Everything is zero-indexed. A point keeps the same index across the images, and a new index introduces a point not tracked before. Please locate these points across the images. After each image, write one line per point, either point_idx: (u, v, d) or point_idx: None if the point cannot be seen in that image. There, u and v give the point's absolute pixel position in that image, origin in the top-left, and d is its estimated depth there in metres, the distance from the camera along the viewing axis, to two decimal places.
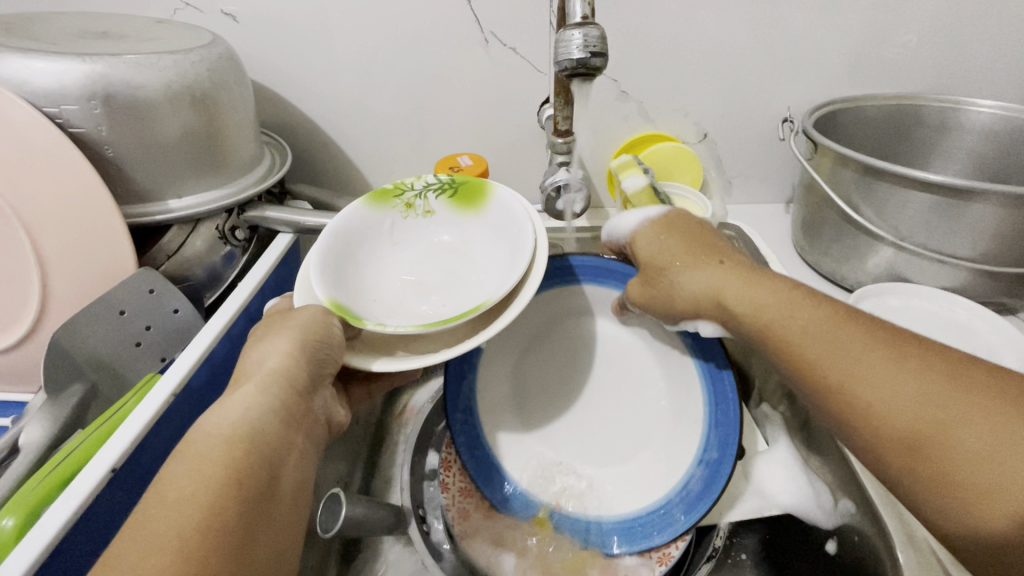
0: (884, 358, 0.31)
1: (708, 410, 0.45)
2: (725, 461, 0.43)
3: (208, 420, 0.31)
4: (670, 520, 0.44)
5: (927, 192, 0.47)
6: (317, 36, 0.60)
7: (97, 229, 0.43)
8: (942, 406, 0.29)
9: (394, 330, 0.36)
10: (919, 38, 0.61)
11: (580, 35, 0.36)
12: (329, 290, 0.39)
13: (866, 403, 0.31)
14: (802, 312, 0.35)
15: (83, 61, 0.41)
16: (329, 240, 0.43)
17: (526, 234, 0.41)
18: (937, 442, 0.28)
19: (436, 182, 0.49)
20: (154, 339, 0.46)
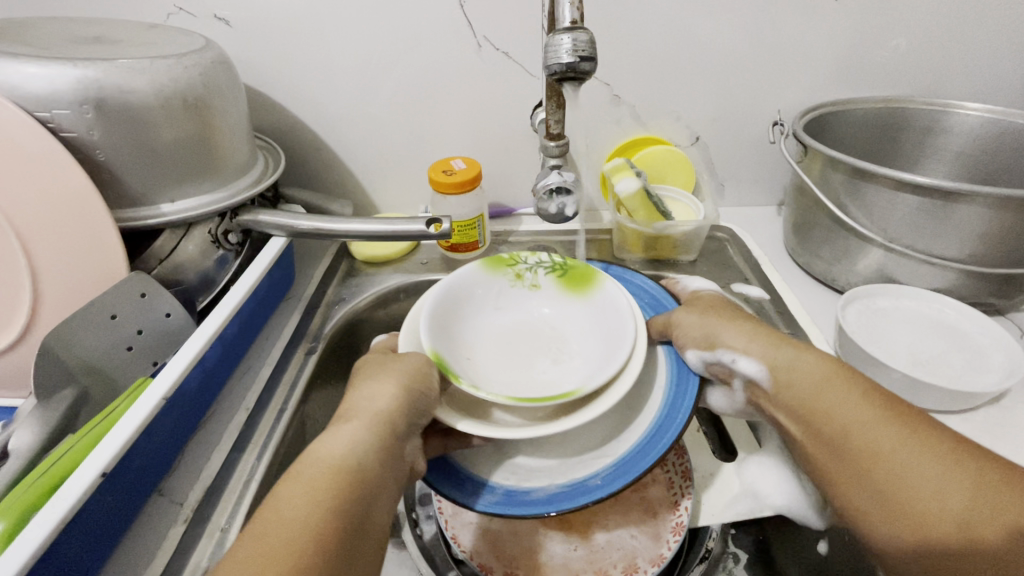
0: (913, 446, 0.32)
1: (662, 402, 0.42)
2: (630, 469, 0.37)
3: (320, 447, 0.33)
4: (518, 502, 0.37)
5: (915, 194, 0.48)
6: (311, 41, 0.60)
7: (90, 235, 0.43)
8: (975, 499, 0.29)
9: (489, 397, 0.37)
10: (906, 41, 0.61)
11: (569, 39, 0.36)
12: (434, 342, 0.42)
13: (899, 486, 0.32)
14: (839, 387, 0.36)
15: (75, 66, 0.41)
16: (441, 293, 0.46)
17: (628, 331, 0.41)
18: (972, 534, 0.29)
19: (550, 260, 0.51)
20: (147, 343, 0.45)
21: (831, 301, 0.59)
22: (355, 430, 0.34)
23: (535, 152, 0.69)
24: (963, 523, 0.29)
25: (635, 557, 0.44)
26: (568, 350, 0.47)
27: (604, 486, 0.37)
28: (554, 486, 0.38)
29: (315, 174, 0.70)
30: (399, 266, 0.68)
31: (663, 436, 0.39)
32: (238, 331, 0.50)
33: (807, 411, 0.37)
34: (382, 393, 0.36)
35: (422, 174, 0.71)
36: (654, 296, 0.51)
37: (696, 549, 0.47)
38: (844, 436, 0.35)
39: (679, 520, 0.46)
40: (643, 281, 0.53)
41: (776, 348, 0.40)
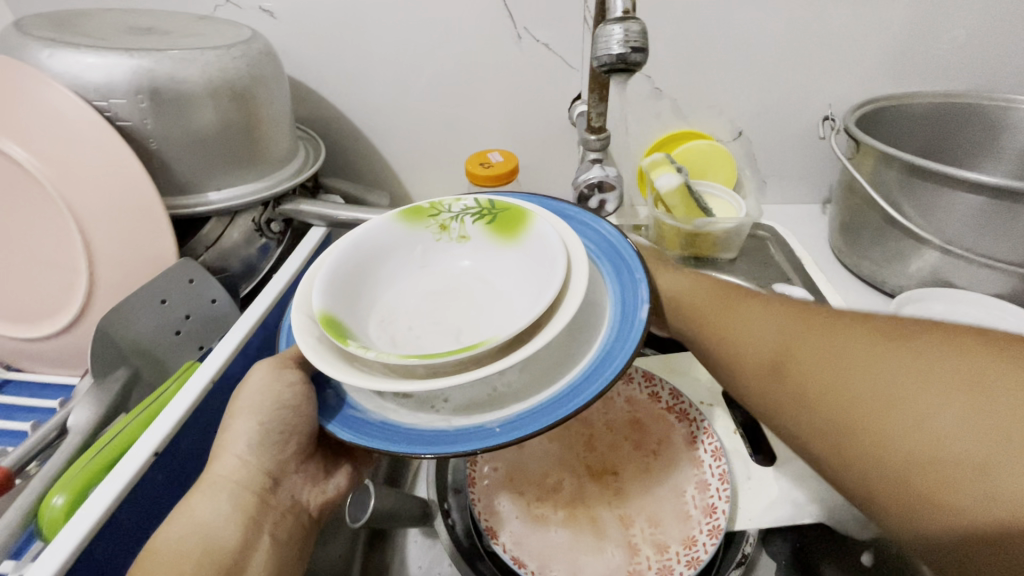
0: (756, 317, 0.39)
1: (590, 358, 0.32)
2: (539, 419, 0.29)
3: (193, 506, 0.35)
4: (409, 438, 0.30)
5: (976, 193, 0.46)
6: (352, 33, 0.61)
7: (141, 222, 0.44)
8: (793, 337, 0.36)
9: (378, 356, 0.30)
10: (969, 32, 0.58)
11: (620, 30, 0.35)
12: (329, 301, 0.34)
13: (743, 349, 0.38)
14: (742, 307, 0.41)
15: (131, 56, 0.43)
16: (343, 250, 0.37)
17: (556, 276, 0.33)
18: (791, 361, 0.35)
19: (477, 204, 0.42)
20: (193, 327, 0.47)
21: (879, 305, 0.57)
22: (224, 501, 0.36)
23: (572, 145, 0.68)
24: (782, 358, 0.35)
25: (670, 559, 0.43)
26: (506, 303, 0.37)
27: (505, 434, 0.29)
28: (449, 428, 0.31)
29: (353, 165, 0.71)
30: None
31: (597, 383, 0.30)
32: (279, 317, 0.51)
33: (686, 305, 0.44)
34: (257, 453, 0.38)
35: (458, 166, 0.71)
36: (617, 243, 0.39)
37: (731, 555, 0.45)
38: (716, 326, 0.41)
39: (715, 524, 0.44)
40: (607, 228, 0.40)
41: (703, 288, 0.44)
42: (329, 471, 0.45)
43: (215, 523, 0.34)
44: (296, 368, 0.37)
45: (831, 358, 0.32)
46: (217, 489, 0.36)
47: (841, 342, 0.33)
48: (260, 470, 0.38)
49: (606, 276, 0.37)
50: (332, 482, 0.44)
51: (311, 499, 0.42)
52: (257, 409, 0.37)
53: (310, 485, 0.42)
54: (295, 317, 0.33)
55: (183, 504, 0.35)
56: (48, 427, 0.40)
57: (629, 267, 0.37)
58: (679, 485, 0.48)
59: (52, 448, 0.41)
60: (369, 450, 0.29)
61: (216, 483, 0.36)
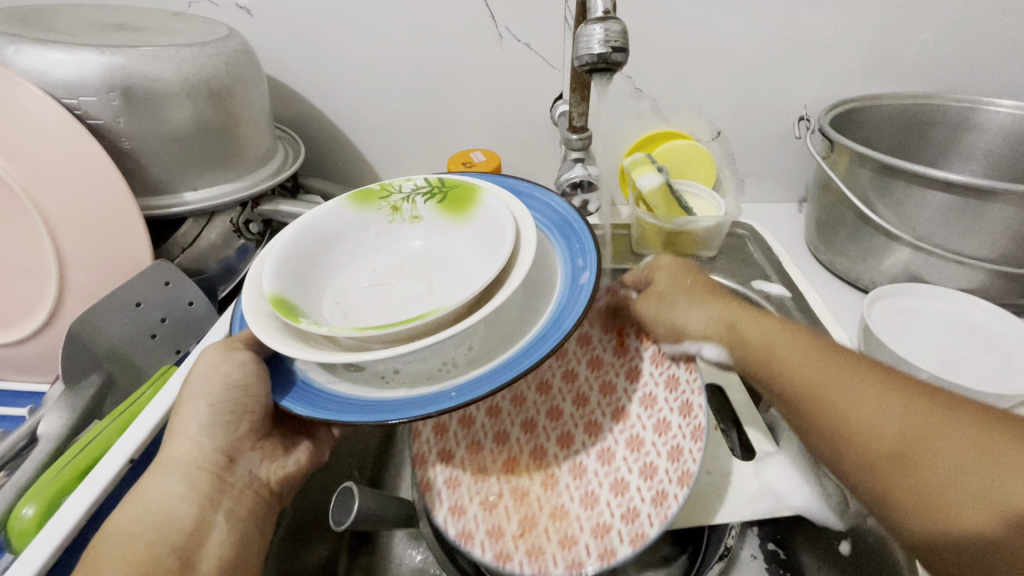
0: (871, 385, 0.34)
1: (542, 323, 0.32)
2: (493, 379, 0.29)
3: (148, 491, 0.33)
4: (361, 409, 0.29)
5: (945, 191, 0.47)
6: (333, 33, 0.60)
7: (114, 222, 0.43)
8: (927, 427, 0.31)
9: (330, 329, 0.29)
10: (937, 36, 0.60)
11: (601, 29, 0.35)
12: (277, 283, 0.33)
13: (856, 420, 0.33)
14: (847, 369, 0.35)
15: (102, 53, 0.42)
16: (293, 235, 0.37)
17: (507, 242, 0.33)
18: (925, 459, 0.30)
19: (426, 183, 0.42)
20: (168, 331, 0.46)
21: (853, 300, 0.58)
22: (178, 482, 0.34)
23: (555, 144, 0.69)
24: (906, 446, 0.31)
25: (662, 482, 0.41)
26: (458, 274, 0.37)
27: (462, 396, 0.29)
28: (408, 395, 0.30)
29: (334, 166, 0.70)
30: None
31: (548, 341, 0.30)
32: None
33: (761, 346, 0.38)
34: (210, 433, 0.36)
35: (442, 167, 0.71)
36: (565, 216, 0.40)
37: (715, 547, 0.47)
38: (807, 385, 0.35)
39: (696, 424, 0.43)
40: (556, 201, 0.41)
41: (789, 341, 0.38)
42: (288, 447, 0.42)
43: (169, 512, 0.33)
44: (246, 350, 0.37)
45: (978, 469, 0.28)
46: (170, 471, 0.35)
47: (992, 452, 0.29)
48: (214, 449, 0.36)
49: (556, 247, 0.38)
50: (292, 458, 0.42)
51: (266, 470, 0.40)
52: (208, 391, 0.36)
53: (268, 461, 0.40)
54: (245, 300, 0.33)
55: (137, 488, 0.34)
56: (17, 436, 0.39)
57: (577, 236, 0.37)
58: (651, 393, 0.46)
59: (21, 458, 0.40)
60: (327, 422, 0.29)
61: (170, 465, 0.35)
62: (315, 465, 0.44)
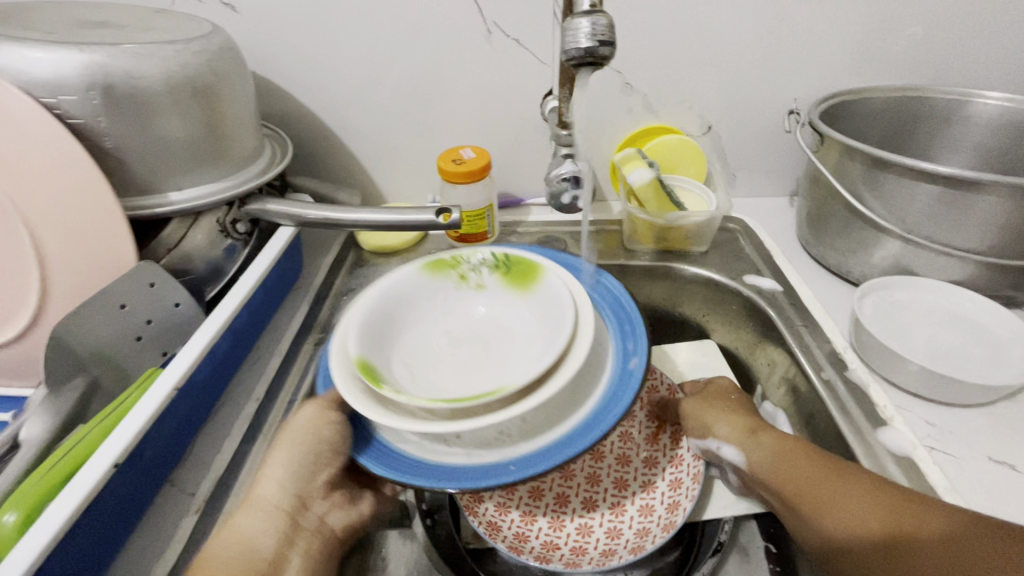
0: (842, 475, 0.37)
1: (589, 408, 0.37)
2: (546, 459, 0.34)
3: (236, 525, 0.36)
4: (433, 474, 0.34)
5: (934, 183, 0.47)
6: (321, 29, 0.59)
7: (96, 224, 0.42)
8: (894, 511, 0.34)
9: (409, 400, 0.34)
10: (926, 29, 0.60)
11: (588, 23, 0.35)
12: (362, 347, 0.38)
13: (838, 511, 0.36)
14: (820, 463, 0.39)
15: (82, 51, 0.41)
16: (374, 301, 0.41)
17: (563, 329, 0.37)
18: (905, 547, 0.33)
19: (493, 257, 0.47)
20: (155, 334, 0.45)
21: (844, 294, 0.59)
22: (262, 519, 0.36)
23: (545, 140, 0.68)
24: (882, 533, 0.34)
25: (617, 544, 0.45)
26: (514, 339, 0.43)
27: (518, 471, 0.33)
28: (468, 464, 0.35)
29: (322, 164, 0.70)
30: (408, 256, 0.67)
31: (596, 428, 0.35)
32: (248, 320, 0.50)
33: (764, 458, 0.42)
34: (292, 476, 0.38)
35: (432, 165, 0.70)
36: (619, 300, 0.44)
37: (709, 542, 0.47)
38: (795, 485, 0.39)
39: (672, 520, 0.45)
40: (611, 282, 0.45)
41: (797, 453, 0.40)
42: (354, 499, 0.44)
43: (250, 546, 0.35)
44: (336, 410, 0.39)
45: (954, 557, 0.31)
46: (256, 510, 0.37)
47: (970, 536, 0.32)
48: (292, 492, 0.38)
49: (607, 334, 0.41)
50: (357, 508, 0.43)
51: (336, 522, 0.41)
52: (299, 439, 0.38)
53: (336, 509, 0.41)
54: (334, 361, 0.37)
55: (227, 522, 0.36)
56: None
57: (629, 320, 0.42)
58: (653, 482, 0.50)
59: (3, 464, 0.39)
60: (402, 484, 0.34)
61: (257, 504, 0.37)
62: (376, 517, 0.46)
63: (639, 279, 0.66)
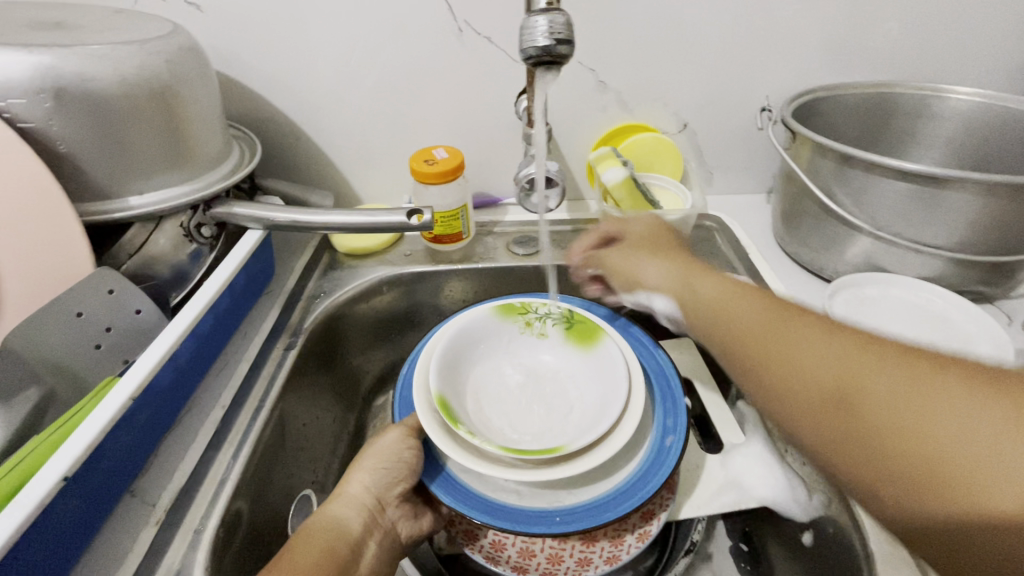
0: (825, 344, 0.32)
1: (631, 471, 0.41)
2: (588, 517, 0.39)
3: (326, 513, 0.40)
4: (494, 511, 0.39)
5: (902, 180, 0.47)
6: (287, 27, 0.58)
7: (52, 229, 0.42)
8: (879, 376, 0.29)
9: (482, 444, 0.39)
10: (897, 24, 0.60)
11: (545, 21, 0.34)
12: (440, 384, 0.43)
13: (801, 365, 0.33)
14: (818, 334, 0.33)
15: (30, 52, 0.40)
16: (450, 338, 0.47)
17: (617, 402, 0.41)
18: (858, 397, 0.29)
19: (559, 312, 0.51)
20: (116, 340, 0.43)
21: (818, 291, 0.59)
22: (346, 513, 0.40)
23: (520, 139, 0.68)
24: (836, 386, 0.30)
25: (591, 552, 0.43)
26: (569, 395, 0.48)
27: (563, 523, 0.38)
28: (522, 506, 0.40)
29: (295, 166, 0.69)
30: (383, 258, 0.66)
31: (630, 499, 0.39)
32: (214, 325, 0.49)
33: (716, 305, 0.41)
34: (375, 479, 0.42)
35: (406, 165, 0.69)
36: (663, 373, 0.47)
37: (680, 544, 0.48)
38: (743, 338, 0.37)
39: (646, 527, 0.43)
40: (658, 355, 0.49)
41: (744, 309, 0.39)
42: (419, 514, 0.45)
43: (335, 531, 0.38)
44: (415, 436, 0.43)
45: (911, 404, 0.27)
46: (345, 504, 0.41)
47: (1005, 411, 0.24)
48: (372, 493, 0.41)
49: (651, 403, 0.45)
50: (420, 522, 0.45)
51: (405, 529, 0.43)
52: (385, 453, 0.42)
53: (405, 519, 0.43)
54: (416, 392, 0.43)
55: (321, 510, 0.40)
56: None
57: (672, 397, 0.45)
58: None
59: None
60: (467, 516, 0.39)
61: (348, 497, 0.41)
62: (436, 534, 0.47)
63: None
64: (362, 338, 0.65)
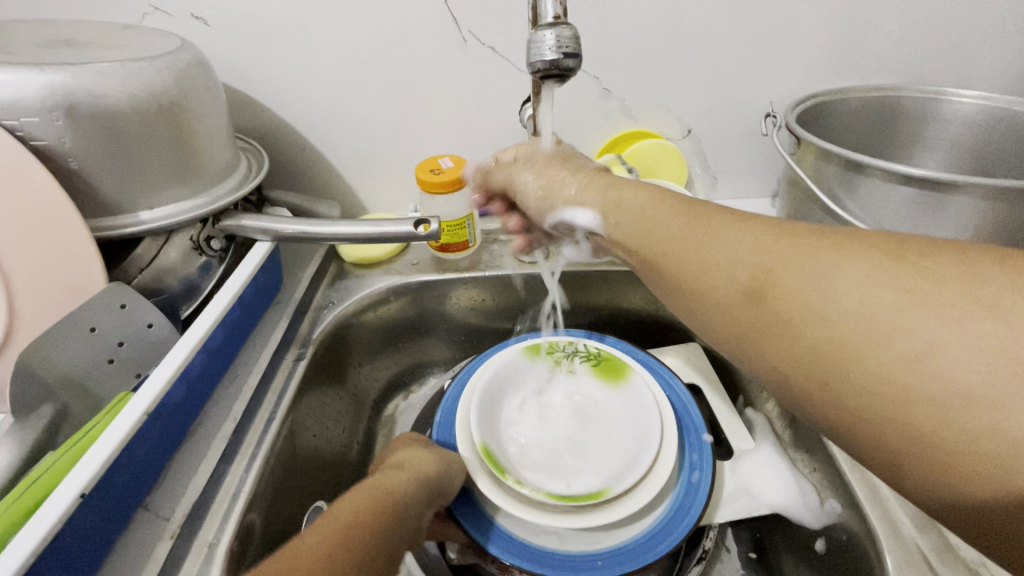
0: (743, 237, 0.34)
1: (665, 507, 0.41)
2: (630, 559, 0.38)
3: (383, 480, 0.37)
4: (540, 559, 0.39)
5: (908, 185, 0.47)
6: (294, 40, 0.59)
7: (63, 246, 0.42)
8: (785, 261, 0.31)
9: (530, 492, 0.40)
10: (899, 28, 0.60)
11: (552, 35, 0.35)
12: (481, 430, 0.44)
13: (715, 262, 0.35)
14: (737, 235, 0.35)
15: (43, 72, 0.40)
16: (487, 382, 0.48)
17: (652, 447, 0.42)
18: (773, 288, 0.31)
19: (586, 349, 0.53)
20: (129, 355, 0.44)
21: None
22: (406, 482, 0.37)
23: None
24: (755, 279, 0.32)
25: None
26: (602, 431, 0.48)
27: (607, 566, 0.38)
28: (565, 550, 0.39)
29: (302, 177, 0.69)
30: (389, 267, 0.67)
31: (666, 539, 0.39)
32: (225, 338, 0.49)
33: (624, 220, 0.42)
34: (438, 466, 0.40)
35: (411, 174, 0.70)
36: (686, 410, 0.48)
37: (693, 550, 0.46)
38: (662, 242, 0.39)
39: None
40: (678, 389, 0.50)
41: (668, 214, 0.39)
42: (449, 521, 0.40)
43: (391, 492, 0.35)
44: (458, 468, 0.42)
45: (821, 290, 0.29)
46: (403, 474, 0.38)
47: (899, 283, 0.27)
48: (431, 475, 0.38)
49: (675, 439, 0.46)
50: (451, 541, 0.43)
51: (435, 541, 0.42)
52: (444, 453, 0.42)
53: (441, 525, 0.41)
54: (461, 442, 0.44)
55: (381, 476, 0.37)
56: None
57: (693, 429, 0.46)
58: None
59: None
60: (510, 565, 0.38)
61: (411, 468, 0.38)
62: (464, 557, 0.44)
63: (621, 284, 0.66)
64: (371, 347, 0.65)
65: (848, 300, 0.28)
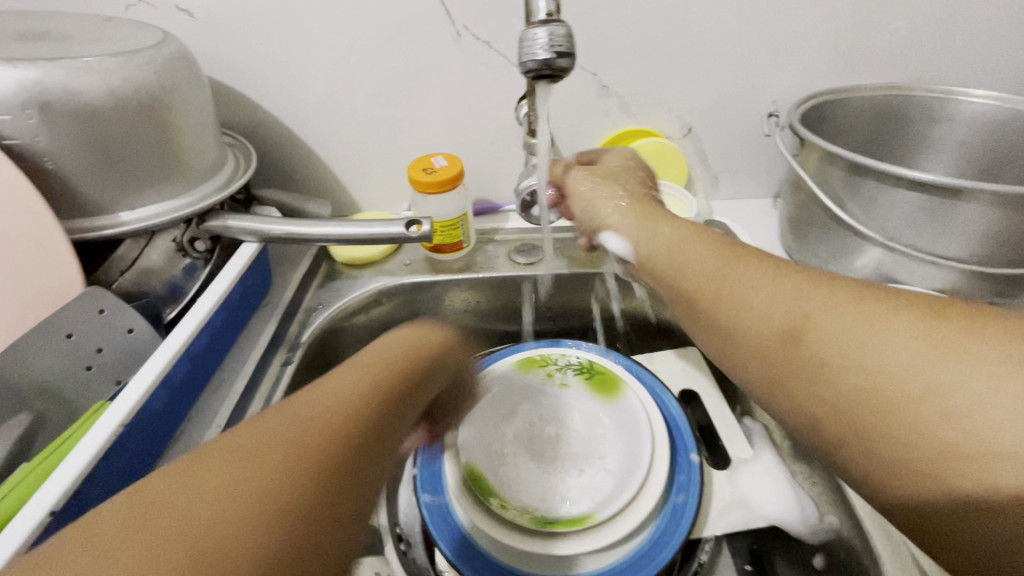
0: (778, 281, 0.36)
1: (649, 531, 0.40)
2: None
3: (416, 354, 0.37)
4: None
5: (916, 190, 0.46)
6: (283, 34, 0.57)
7: (40, 248, 0.41)
8: (818, 307, 0.33)
9: (513, 518, 0.40)
10: (908, 25, 0.58)
11: (545, 34, 0.33)
12: (469, 451, 0.45)
13: (748, 303, 0.37)
14: (772, 278, 0.37)
15: (15, 68, 0.39)
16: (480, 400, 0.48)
17: (640, 472, 0.41)
18: (805, 333, 0.33)
19: (579, 362, 0.52)
20: (108, 361, 0.43)
21: None
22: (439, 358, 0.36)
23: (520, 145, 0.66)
24: (784, 324, 0.34)
25: None
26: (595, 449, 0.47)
27: None
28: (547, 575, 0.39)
29: (292, 174, 0.68)
30: (381, 268, 0.65)
31: (653, 563, 0.38)
32: (210, 341, 0.48)
33: (652, 251, 0.45)
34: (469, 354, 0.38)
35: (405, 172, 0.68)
36: (679, 429, 0.46)
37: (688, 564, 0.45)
38: (693, 278, 0.41)
39: None
40: (670, 405, 0.48)
41: (703, 248, 0.42)
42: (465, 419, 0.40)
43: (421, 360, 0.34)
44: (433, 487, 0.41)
45: (849, 339, 0.31)
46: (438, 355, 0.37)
47: (925, 340, 0.28)
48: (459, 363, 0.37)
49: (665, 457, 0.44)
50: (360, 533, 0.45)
51: None
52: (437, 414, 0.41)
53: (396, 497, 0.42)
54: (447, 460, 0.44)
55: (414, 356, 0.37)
56: None
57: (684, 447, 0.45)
58: None
59: None
60: None
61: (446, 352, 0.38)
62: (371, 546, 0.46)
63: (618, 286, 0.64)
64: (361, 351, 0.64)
65: (872, 355, 0.30)
